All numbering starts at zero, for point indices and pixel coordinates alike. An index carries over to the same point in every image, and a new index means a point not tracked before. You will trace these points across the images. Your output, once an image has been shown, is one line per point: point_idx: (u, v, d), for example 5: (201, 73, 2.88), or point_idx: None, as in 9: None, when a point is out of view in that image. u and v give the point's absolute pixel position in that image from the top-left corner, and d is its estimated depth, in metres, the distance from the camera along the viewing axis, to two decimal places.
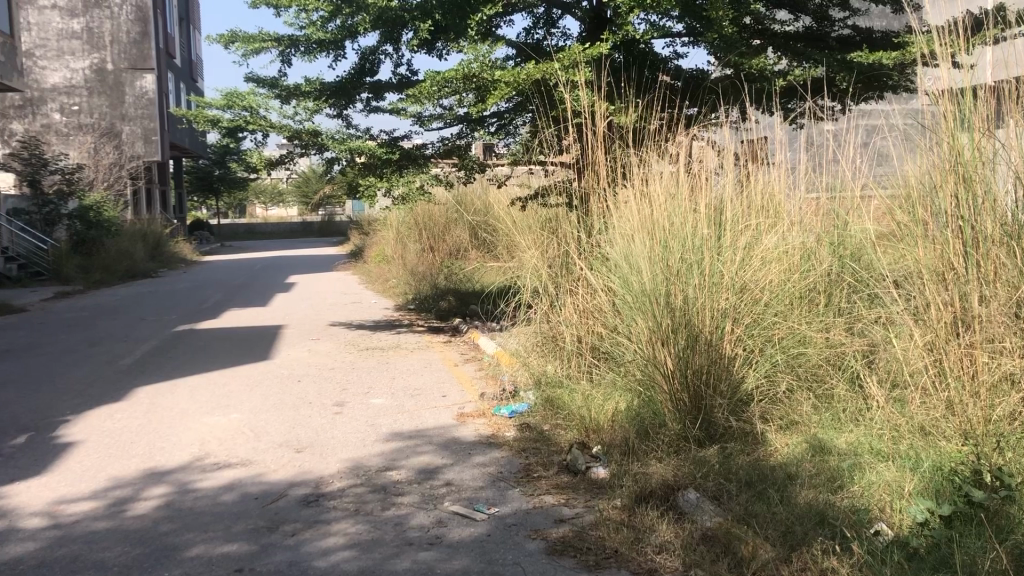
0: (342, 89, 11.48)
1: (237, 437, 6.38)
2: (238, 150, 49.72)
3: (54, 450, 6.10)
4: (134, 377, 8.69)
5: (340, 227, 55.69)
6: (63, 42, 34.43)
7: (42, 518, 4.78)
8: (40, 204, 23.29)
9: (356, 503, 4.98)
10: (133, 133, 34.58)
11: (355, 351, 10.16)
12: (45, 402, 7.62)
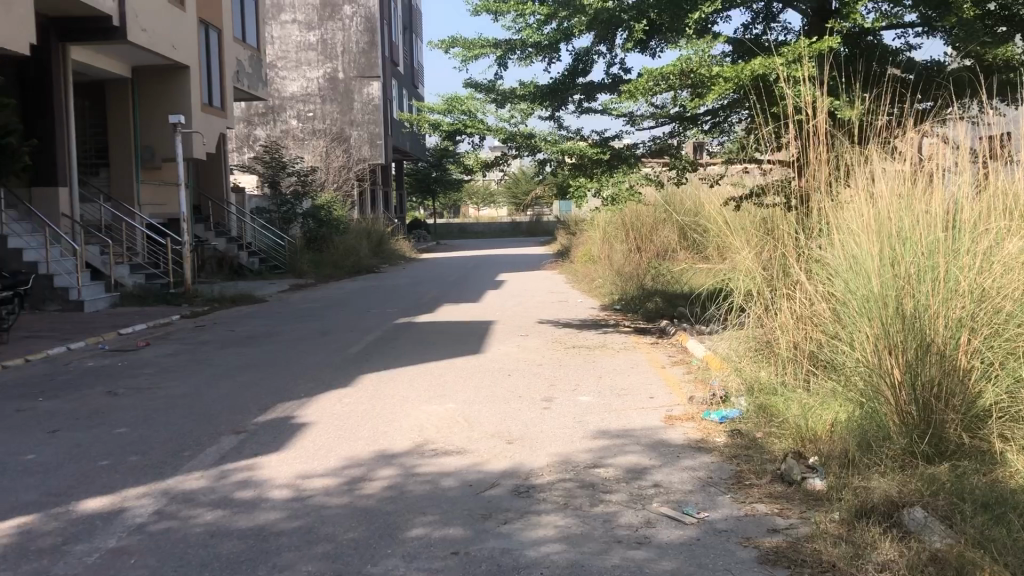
0: (556, 91, 11.70)
1: (453, 427, 6.67)
2: (454, 153, 51.77)
3: (291, 430, 6.64)
4: (360, 365, 9.28)
5: (548, 227, 56.64)
6: (301, 53, 37.31)
7: (284, 490, 5.22)
8: (277, 204, 25.53)
9: (565, 497, 5.07)
10: (360, 138, 36.87)
11: (563, 348, 10.31)
12: (284, 385, 8.31)
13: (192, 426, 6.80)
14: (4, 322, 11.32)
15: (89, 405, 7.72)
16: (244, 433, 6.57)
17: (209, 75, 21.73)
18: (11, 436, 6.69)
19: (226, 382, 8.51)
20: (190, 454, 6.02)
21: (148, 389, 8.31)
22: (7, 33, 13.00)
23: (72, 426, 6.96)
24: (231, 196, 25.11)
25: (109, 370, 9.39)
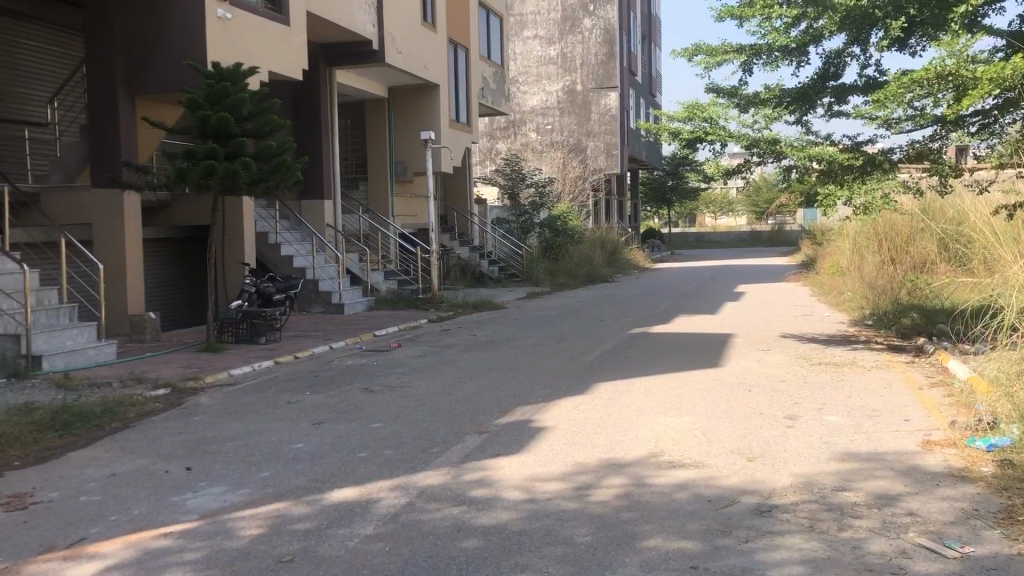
0: (802, 95, 11.23)
1: (690, 440, 6.58)
2: (691, 162, 51.04)
3: (531, 433, 6.84)
4: (596, 373, 9.38)
5: (789, 237, 54.33)
6: (542, 68, 38.41)
7: (522, 492, 5.39)
8: (517, 214, 26.39)
9: (810, 519, 4.85)
10: (597, 148, 37.27)
11: (807, 364, 9.85)
12: (522, 390, 8.56)
13: (439, 424, 7.19)
14: (277, 323, 12.50)
15: (348, 400, 8.37)
16: (487, 433, 6.84)
17: (456, 93, 22.88)
18: (282, 426, 7.39)
19: (469, 384, 8.91)
20: (438, 451, 6.36)
21: (400, 388, 8.88)
22: (285, 61, 14.40)
23: (334, 419, 7.58)
24: (474, 206, 26.33)
25: (364, 369, 10.12)
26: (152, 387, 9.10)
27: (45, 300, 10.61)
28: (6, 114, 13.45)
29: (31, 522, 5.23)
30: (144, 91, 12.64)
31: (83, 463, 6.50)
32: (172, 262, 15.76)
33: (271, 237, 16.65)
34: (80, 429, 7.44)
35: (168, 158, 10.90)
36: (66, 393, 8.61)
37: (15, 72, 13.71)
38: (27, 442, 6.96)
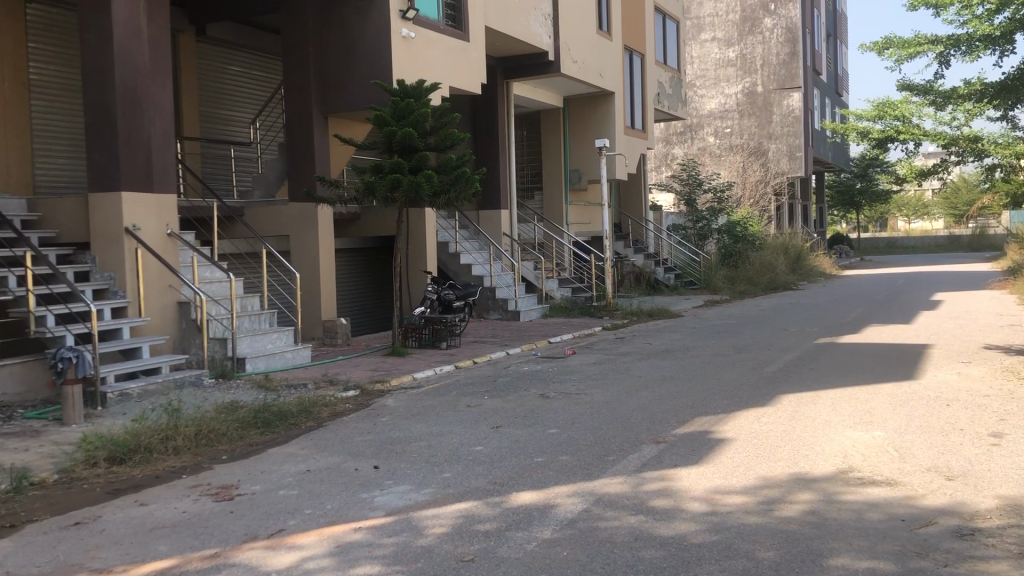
0: (1008, 88, 10.42)
1: (882, 456, 6.24)
2: (882, 162, 48.37)
3: (711, 444, 6.72)
4: (777, 384, 9.06)
5: (993, 241, 50.34)
6: (720, 70, 37.60)
7: (702, 504, 5.29)
8: (695, 221, 25.93)
9: (1020, 546, 4.48)
10: (779, 150, 36.06)
11: (1014, 378, 9.10)
12: (700, 400, 8.41)
13: (616, 433, 7.17)
14: (458, 329, 12.89)
15: (525, 406, 8.50)
16: (664, 443, 6.76)
17: (632, 100, 22.79)
18: (463, 429, 7.60)
19: (646, 392, 8.84)
20: (615, 459, 6.35)
21: (576, 395, 8.94)
22: (464, 76, 14.84)
23: (512, 423, 7.73)
24: (650, 213, 26.17)
25: (541, 375, 10.26)
26: (343, 389, 9.62)
27: (249, 306, 11.45)
28: (215, 135, 14.66)
29: (237, 512, 5.66)
30: (336, 109, 13.38)
31: (282, 459, 6.96)
32: (360, 270, 16.58)
33: (451, 246, 17.17)
34: (280, 427, 7.98)
35: (357, 172, 11.44)
36: (267, 393, 9.25)
37: (223, 97, 14.91)
38: (233, 438, 7.54)
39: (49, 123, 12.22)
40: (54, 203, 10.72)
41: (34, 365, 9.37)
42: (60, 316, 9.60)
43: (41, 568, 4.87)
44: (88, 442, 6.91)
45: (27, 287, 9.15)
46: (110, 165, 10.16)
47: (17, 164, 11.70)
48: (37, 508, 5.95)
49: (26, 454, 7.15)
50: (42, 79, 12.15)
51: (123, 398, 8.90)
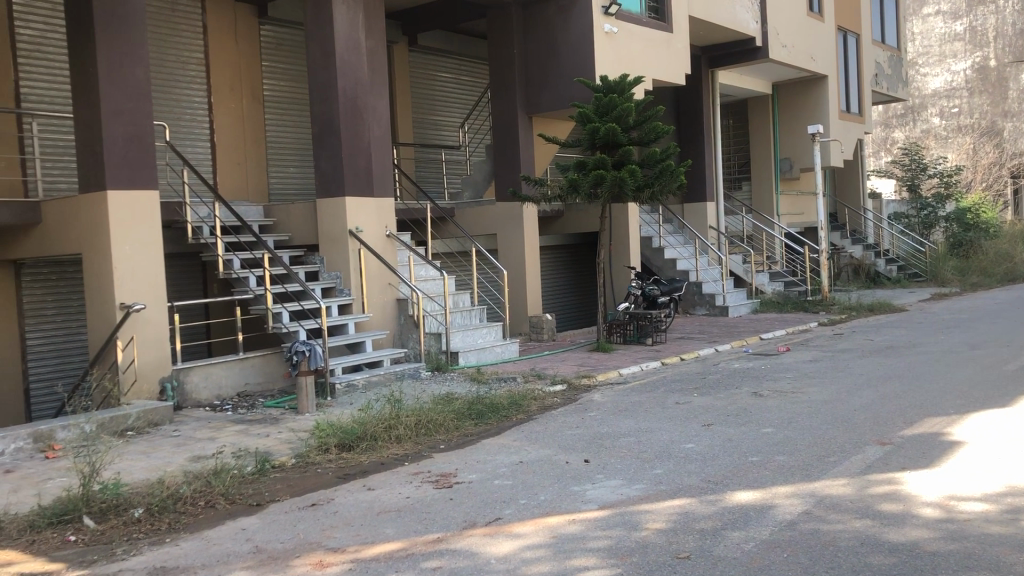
0: None
1: None
2: None
3: (943, 446, 6.26)
4: (1022, 384, 8.27)
5: None
6: (945, 46, 34.88)
7: (938, 510, 4.94)
8: (918, 209, 24.27)
9: None
10: (1016, 129, 32.88)
11: None
12: (931, 399, 7.85)
13: (836, 433, 6.83)
14: (663, 325, 12.72)
15: (737, 404, 8.27)
16: (890, 445, 6.37)
17: (847, 82, 21.61)
18: (673, 426, 7.52)
19: (869, 391, 8.36)
20: (836, 460, 6.06)
21: (791, 393, 8.60)
22: (668, 68, 14.64)
23: (724, 421, 7.55)
24: (868, 202, 24.70)
25: (753, 372, 9.95)
26: (552, 382, 9.78)
27: (460, 303, 11.86)
28: (427, 140, 15.34)
29: (456, 499, 5.91)
30: (541, 109, 13.60)
31: (496, 449, 7.18)
32: (564, 266, 16.80)
33: (654, 241, 17.04)
34: (492, 419, 8.23)
35: (561, 170, 11.60)
36: (479, 386, 9.57)
37: (435, 103, 15.56)
38: (449, 428, 7.87)
39: (281, 135, 13.24)
40: (287, 208, 11.63)
41: (272, 357, 10.22)
42: (293, 313, 10.40)
43: (285, 543, 5.32)
44: (321, 429, 7.44)
45: (265, 286, 9.98)
46: (334, 172, 10.88)
47: (254, 174, 12.80)
48: (278, 489, 6.49)
49: (268, 439, 7.80)
50: (275, 95, 13.18)
51: (349, 388, 9.50)
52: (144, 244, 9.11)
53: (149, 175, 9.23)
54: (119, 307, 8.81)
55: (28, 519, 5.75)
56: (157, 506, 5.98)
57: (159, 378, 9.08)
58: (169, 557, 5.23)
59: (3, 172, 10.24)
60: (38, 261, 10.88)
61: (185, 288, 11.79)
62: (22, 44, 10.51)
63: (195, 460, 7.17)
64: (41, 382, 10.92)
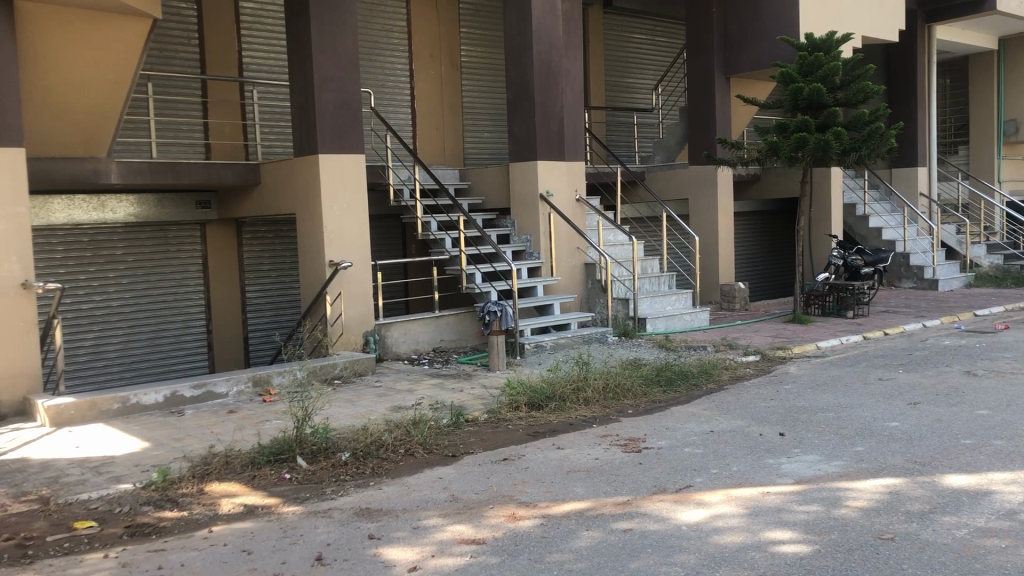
0: None
1: None
2: None
3: None
4: None
5: None
6: None
7: None
8: None
9: None
10: None
11: None
12: None
13: None
14: (865, 297, 12.08)
15: (947, 383, 7.76)
16: None
17: None
18: (875, 403, 7.16)
19: None
20: None
21: (1011, 374, 7.96)
22: (879, 25, 13.74)
23: (933, 400, 7.11)
24: None
25: (965, 350, 9.29)
26: (744, 352, 9.56)
27: (649, 268, 11.75)
28: (620, 103, 15.21)
29: (646, 464, 5.90)
30: (739, 70, 13.14)
31: (685, 417, 7.10)
32: (759, 234, 16.26)
33: (859, 209, 16.17)
34: (681, 387, 8.14)
35: (760, 132, 11.18)
36: (669, 353, 9.49)
37: (629, 65, 15.37)
38: (638, 394, 7.86)
39: (478, 99, 13.52)
40: (481, 172, 11.89)
41: (465, 316, 10.56)
42: (486, 274, 10.67)
43: (479, 495, 5.52)
44: (512, 388, 7.63)
45: (460, 248, 10.28)
46: (528, 136, 11.01)
47: (450, 138, 13.18)
48: (472, 442, 6.72)
49: (462, 394, 8.09)
50: (472, 59, 13.44)
51: (539, 349, 9.68)
52: (350, 205, 9.60)
53: (356, 139, 9.69)
54: (327, 265, 9.36)
55: (249, 456, 6.27)
56: (361, 452, 6.36)
57: (362, 331, 9.65)
58: (373, 499, 5.56)
59: (227, 136, 11.15)
60: (256, 220, 11.72)
61: (386, 247, 12.36)
62: (244, 16, 11.27)
63: (395, 410, 7.56)
64: (258, 331, 11.87)
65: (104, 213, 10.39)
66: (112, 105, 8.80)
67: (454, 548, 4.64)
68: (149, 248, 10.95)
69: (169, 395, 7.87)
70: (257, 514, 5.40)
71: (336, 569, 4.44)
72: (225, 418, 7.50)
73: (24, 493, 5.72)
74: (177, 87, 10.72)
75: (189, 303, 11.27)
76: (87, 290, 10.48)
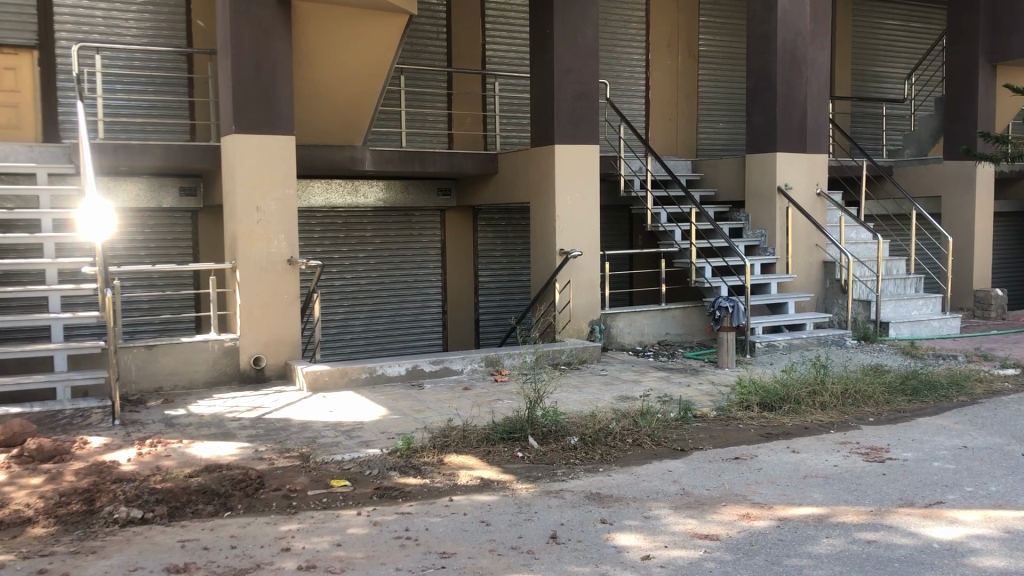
0: None
1: None
2: None
3: None
4: None
5: None
6: None
7: None
8: None
9: None
10: None
11: None
12: None
13: None
14: None
15: None
16: None
17: None
18: None
19: None
20: None
21: None
22: None
23: None
24: None
25: None
26: (1001, 365, 8.79)
27: (895, 269, 11.04)
28: (867, 94, 14.40)
29: (890, 475, 5.59)
30: (1007, 58, 12.05)
31: (933, 429, 6.65)
32: (1020, 237, 14.85)
33: None
34: (929, 398, 7.62)
35: None
36: (914, 361, 8.91)
37: (879, 54, 14.49)
38: (880, 401, 7.45)
39: (714, 90, 13.26)
40: (715, 164, 11.67)
41: (693, 311, 10.42)
42: (717, 269, 10.49)
43: (712, 491, 5.46)
44: (743, 386, 7.46)
45: (691, 241, 10.17)
46: (767, 127, 10.70)
47: (684, 129, 13.05)
48: (701, 438, 6.65)
49: (690, 389, 8.02)
50: (711, 49, 13.18)
51: (770, 349, 9.43)
52: (584, 195, 9.74)
53: (591, 130, 9.79)
54: (558, 253, 9.56)
55: (485, 432, 6.55)
56: (590, 438, 6.47)
57: (590, 320, 9.77)
58: (604, 485, 5.64)
59: (468, 127, 11.65)
60: (491, 207, 12.16)
61: (615, 238, 12.45)
62: (490, 10, 11.67)
63: (623, 399, 7.62)
64: (489, 314, 12.31)
65: (357, 197, 11.13)
66: (368, 97, 9.42)
67: (688, 541, 4.62)
68: (394, 231, 11.65)
69: (410, 368, 8.37)
70: (493, 488, 5.63)
71: (570, 549, 4.55)
72: (461, 394, 7.87)
73: (288, 449, 6.29)
74: (426, 79, 11.32)
75: (426, 284, 11.90)
76: (338, 268, 11.32)
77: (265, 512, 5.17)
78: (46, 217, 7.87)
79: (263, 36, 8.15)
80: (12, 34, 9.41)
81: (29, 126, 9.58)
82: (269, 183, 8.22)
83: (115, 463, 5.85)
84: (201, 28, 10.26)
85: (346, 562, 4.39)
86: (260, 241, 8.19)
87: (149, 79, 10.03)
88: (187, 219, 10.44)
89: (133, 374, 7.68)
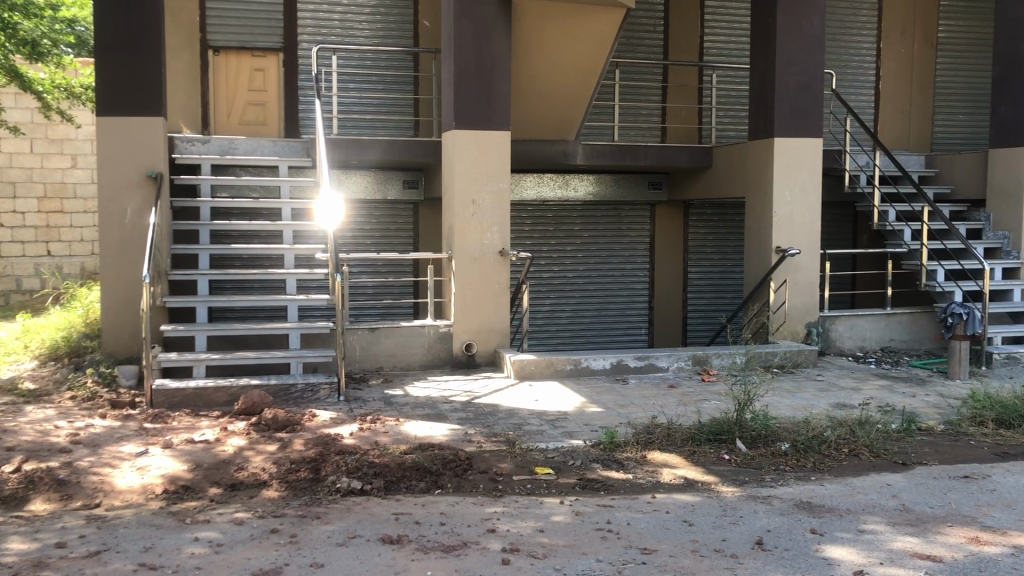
0: None
1: None
2: None
3: None
4: None
5: None
6: None
7: None
8: None
9: None
10: None
11: None
12: None
13: None
14: None
15: None
16: None
17: None
18: None
19: None
20: None
21: None
22: None
23: None
24: None
25: None
26: None
27: None
28: None
29: None
30: None
31: None
32: None
33: None
34: None
35: None
36: None
37: None
38: None
39: (954, 79, 12.29)
40: (953, 159, 10.83)
41: (921, 316, 9.73)
42: (951, 272, 9.73)
43: (935, 510, 5.09)
44: (977, 400, 6.89)
45: (922, 241, 9.48)
46: (1014, 119, 9.80)
47: (917, 122, 12.21)
48: (926, 452, 6.20)
49: (915, 400, 7.50)
50: (952, 35, 12.22)
51: (1011, 361, 8.64)
52: (804, 190, 9.33)
53: (815, 122, 9.35)
54: (774, 251, 9.22)
55: (691, 432, 6.44)
56: (802, 445, 6.20)
57: (806, 322, 9.36)
58: (816, 494, 5.39)
59: (683, 120, 11.49)
60: (703, 202, 11.91)
61: (836, 237, 11.85)
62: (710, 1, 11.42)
63: (839, 407, 7.24)
64: (697, 312, 12.10)
65: (568, 190, 11.28)
66: (583, 92, 9.50)
67: (906, 560, 4.34)
68: (603, 225, 11.69)
69: (615, 363, 8.39)
70: (696, 488, 5.53)
71: (777, 556, 4.40)
72: (666, 392, 7.79)
73: (495, 434, 6.49)
74: (642, 73, 11.28)
75: (634, 279, 11.86)
76: (548, 260, 11.52)
77: (472, 493, 5.37)
78: (287, 206, 8.53)
79: (485, 33, 8.42)
80: (262, 38, 10.29)
81: (273, 123, 10.49)
82: (485, 176, 8.49)
83: (338, 435, 6.27)
84: (427, 28, 10.76)
85: (548, 548, 4.47)
86: (475, 232, 8.49)
87: (380, 77, 10.64)
88: (409, 211, 10.98)
89: (357, 354, 8.21)
